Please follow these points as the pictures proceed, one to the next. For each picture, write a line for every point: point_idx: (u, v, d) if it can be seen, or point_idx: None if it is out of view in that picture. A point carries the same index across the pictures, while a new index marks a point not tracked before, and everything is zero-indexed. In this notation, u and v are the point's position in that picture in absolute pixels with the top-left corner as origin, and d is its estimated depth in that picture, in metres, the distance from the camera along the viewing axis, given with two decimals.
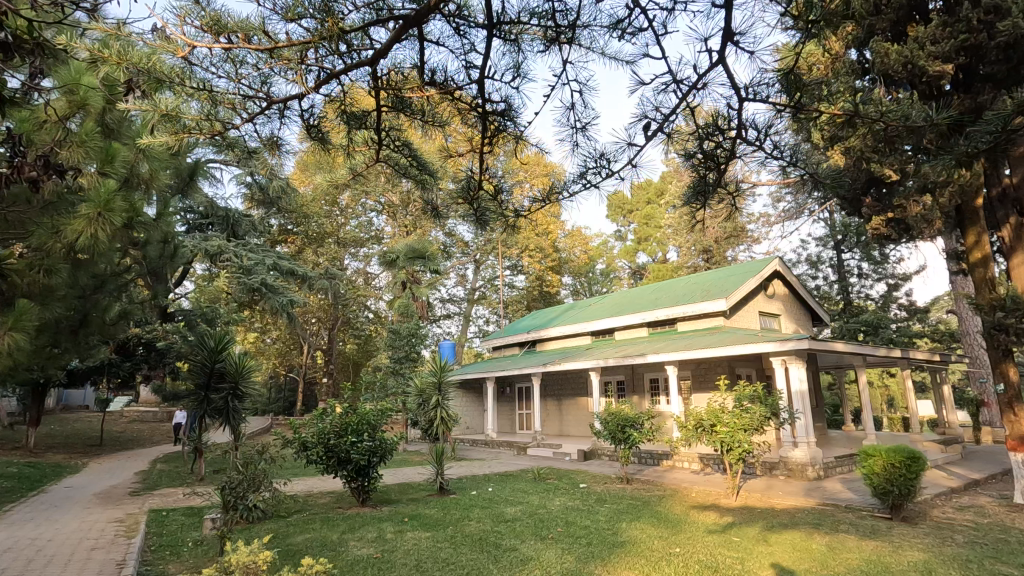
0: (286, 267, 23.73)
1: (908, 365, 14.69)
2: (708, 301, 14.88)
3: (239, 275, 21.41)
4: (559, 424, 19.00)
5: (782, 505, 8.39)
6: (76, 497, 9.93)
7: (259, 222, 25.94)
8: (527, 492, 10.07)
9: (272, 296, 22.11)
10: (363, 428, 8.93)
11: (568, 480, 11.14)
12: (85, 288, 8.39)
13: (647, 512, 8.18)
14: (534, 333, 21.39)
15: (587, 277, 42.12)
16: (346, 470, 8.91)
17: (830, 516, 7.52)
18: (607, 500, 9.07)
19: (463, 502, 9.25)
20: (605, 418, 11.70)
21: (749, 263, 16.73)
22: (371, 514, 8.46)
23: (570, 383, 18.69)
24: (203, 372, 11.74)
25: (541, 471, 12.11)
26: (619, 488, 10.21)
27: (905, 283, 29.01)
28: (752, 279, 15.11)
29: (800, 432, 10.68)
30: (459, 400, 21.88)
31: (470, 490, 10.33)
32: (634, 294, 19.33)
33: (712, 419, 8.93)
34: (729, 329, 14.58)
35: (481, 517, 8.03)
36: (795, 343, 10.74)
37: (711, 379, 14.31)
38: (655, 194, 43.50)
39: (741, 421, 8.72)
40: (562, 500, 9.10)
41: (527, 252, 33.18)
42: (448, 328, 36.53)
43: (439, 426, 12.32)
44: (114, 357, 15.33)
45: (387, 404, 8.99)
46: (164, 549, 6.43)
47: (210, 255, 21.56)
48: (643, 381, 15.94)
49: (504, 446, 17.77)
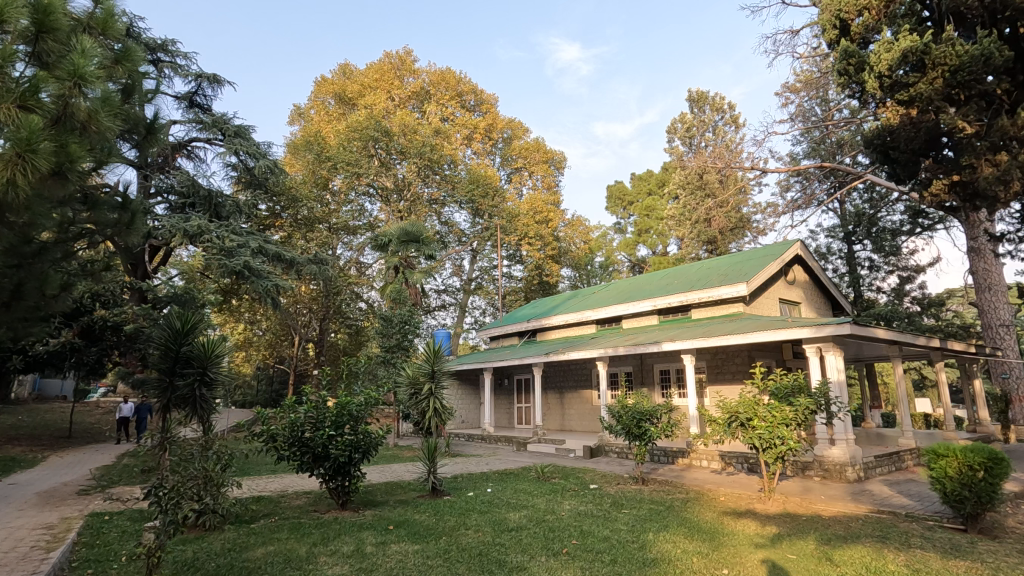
0: (272, 252, 22.41)
1: (941, 358, 13.59)
2: (727, 286, 13.65)
3: (221, 257, 20.08)
4: (560, 420, 17.83)
5: (829, 512, 7.25)
6: (13, 496, 8.66)
7: (245, 205, 24.66)
8: (531, 492, 8.89)
9: (256, 280, 20.87)
10: (345, 419, 7.75)
11: (576, 480, 9.93)
12: (13, 251, 6.88)
13: (675, 520, 7.00)
14: (536, 322, 20.17)
15: (586, 269, 41.05)
16: (323, 469, 7.71)
17: (894, 528, 6.38)
18: (624, 505, 7.88)
19: (460, 505, 8.05)
20: (617, 410, 10.52)
21: (768, 247, 15.56)
22: (351, 520, 7.25)
23: (573, 374, 17.57)
24: (167, 356, 10.29)
25: (545, 468, 10.96)
26: (633, 489, 9.05)
27: (918, 275, 28.00)
28: (774, 263, 13.93)
29: (837, 429, 9.54)
30: (454, 392, 20.72)
31: (466, 491, 9.13)
32: (643, 281, 18.12)
33: (748, 412, 7.65)
34: (750, 316, 13.36)
35: (479, 525, 6.81)
36: (834, 328, 9.51)
37: (730, 372, 13.12)
38: (657, 184, 42.39)
39: (783, 415, 7.44)
40: (574, 505, 7.93)
41: (525, 241, 32.08)
42: (444, 319, 35.13)
43: (431, 419, 11.11)
44: (78, 342, 14.05)
45: (373, 392, 7.76)
46: (90, 566, 5.23)
47: (189, 235, 20.18)
48: (653, 373, 14.83)
49: (502, 442, 16.61)
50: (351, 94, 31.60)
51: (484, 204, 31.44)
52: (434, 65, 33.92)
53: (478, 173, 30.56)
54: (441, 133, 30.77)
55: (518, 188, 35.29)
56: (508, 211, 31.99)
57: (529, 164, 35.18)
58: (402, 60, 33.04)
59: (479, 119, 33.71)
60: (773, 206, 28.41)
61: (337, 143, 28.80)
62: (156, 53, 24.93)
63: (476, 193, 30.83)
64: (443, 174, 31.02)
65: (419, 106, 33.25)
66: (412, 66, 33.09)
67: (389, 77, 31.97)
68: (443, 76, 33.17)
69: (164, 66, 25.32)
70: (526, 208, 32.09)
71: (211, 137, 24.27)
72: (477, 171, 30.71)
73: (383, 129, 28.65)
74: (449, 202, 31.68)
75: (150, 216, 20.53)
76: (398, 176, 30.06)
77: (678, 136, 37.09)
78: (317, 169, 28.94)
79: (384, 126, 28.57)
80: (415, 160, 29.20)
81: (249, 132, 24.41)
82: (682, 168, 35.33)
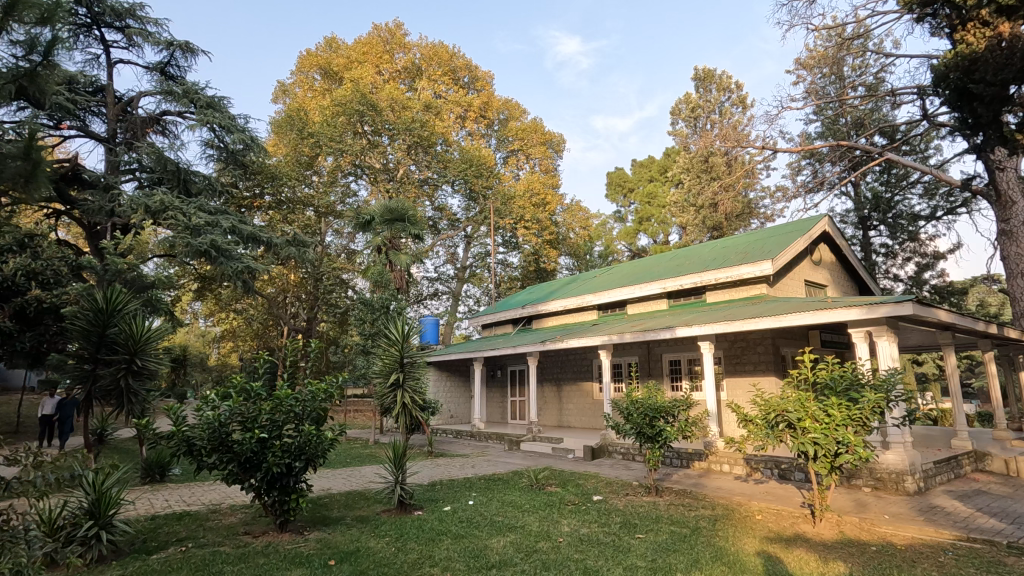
0: (247, 233, 20.80)
1: (990, 348, 11.91)
2: (749, 265, 11.99)
3: (186, 236, 18.36)
4: (558, 416, 16.24)
5: (902, 541, 5.65)
6: None
7: (220, 183, 22.88)
8: (522, 507, 7.27)
9: (225, 261, 19.22)
10: (286, 418, 6.10)
11: (576, 490, 8.29)
12: None
13: (706, 551, 5.41)
14: (532, 308, 18.50)
15: (585, 257, 39.34)
16: (256, 481, 6.06)
17: (1006, 569, 4.76)
18: (639, 527, 6.26)
19: (431, 527, 6.39)
20: (625, 408, 8.89)
21: (791, 223, 13.92)
22: (289, 549, 5.61)
23: (572, 364, 15.95)
24: (86, 341, 8.60)
25: (539, 473, 9.37)
26: (646, 502, 7.48)
27: (937, 263, 26.49)
28: (801, 240, 12.29)
29: (890, 430, 7.92)
30: (442, 385, 19.15)
31: (443, 505, 7.50)
32: (650, 262, 16.46)
33: (798, 410, 6.00)
34: (775, 298, 11.70)
35: (451, 560, 5.14)
36: (891, 308, 7.86)
37: (751, 362, 11.55)
38: (659, 171, 40.55)
39: (844, 414, 5.80)
40: (575, 526, 6.29)
41: (521, 224, 30.31)
42: (436, 308, 33.41)
43: (402, 416, 9.49)
44: (8, 325, 12.27)
45: (320, 381, 6.11)
46: None
47: (151, 212, 18.40)
48: (662, 364, 13.24)
49: (493, 439, 15.02)
50: (336, 68, 29.71)
51: (478, 184, 29.71)
52: (426, 40, 32.12)
53: (473, 153, 28.82)
54: (433, 109, 29.00)
55: (515, 171, 33.54)
56: (504, 192, 30.22)
57: (527, 146, 33.41)
58: (393, 34, 31.28)
59: (473, 97, 31.96)
60: (784, 190, 26.69)
61: (321, 120, 26.99)
62: (124, 19, 22.96)
63: (469, 173, 29.04)
64: (435, 154, 29.18)
65: (409, 83, 31.49)
66: (402, 39, 31.27)
67: (377, 50, 30.17)
68: (436, 51, 31.36)
69: (133, 33, 23.37)
70: (523, 190, 30.29)
71: (182, 109, 22.29)
72: (472, 150, 29.02)
73: (369, 103, 26.79)
74: (441, 183, 29.90)
75: (113, 191, 18.80)
76: (387, 156, 28.24)
77: (681, 118, 35.36)
78: (300, 147, 27.08)
79: (371, 100, 26.76)
80: (405, 137, 27.47)
81: (223, 104, 22.50)
82: (685, 152, 33.62)
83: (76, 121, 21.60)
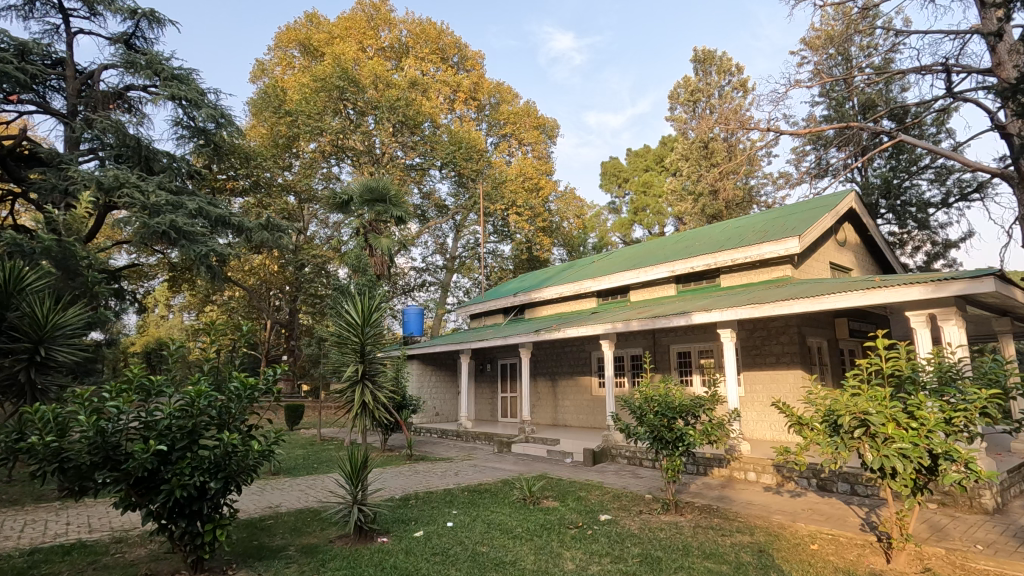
0: (215, 215, 19.13)
1: None
2: (772, 244, 10.59)
3: (143, 216, 16.62)
4: (552, 413, 14.83)
5: None
6: None
7: (187, 163, 21.15)
8: (512, 531, 5.82)
9: (188, 245, 17.62)
10: (201, 424, 4.63)
11: (578, 506, 6.85)
12: None
13: None
14: (524, 296, 17.05)
15: (579, 248, 37.85)
16: (157, 507, 4.54)
17: None
18: (664, 562, 4.83)
19: (394, 564, 4.86)
20: (635, 407, 7.47)
21: (812, 200, 12.56)
22: None
23: (569, 357, 14.53)
24: None
25: (533, 484, 7.92)
26: (664, 523, 6.10)
27: (948, 251, 25.25)
28: (829, 216, 10.92)
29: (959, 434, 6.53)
30: (426, 380, 17.65)
31: (413, 528, 6.01)
32: (654, 245, 15.02)
33: (879, 414, 4.54)
34: (802, 280, 10.31)
35: None
36: (962, 286, 6.49)
37: (773, 355, 10.16)
38: (655, 159, 39.07)
39: (940, 417, 4.39)
40: (580, 562, 4.86)
41: (513, 210, 28.71)
42: (424, 299, 31.82)
43: (357, 420, 7.94)
44: None
45: (243, 374, 4.64)
46: None
47: (104, 189, 16.61)
48: (669, 356, 11.85)
49: (481, 439, 13.56)
50: (316, 43, 27.93)
51: (467, 168, 28.24)
52: (413, 17, 30.56)
53: (462, 133, 27.24)
54: (419, 87, 27.37)
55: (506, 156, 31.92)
56: (494, 176, 28.58)
57: (518, 131, 31.84)
58: (378, 10, 29.64)
59: (462, 77, 30.35)
60: (787, 176, 25.43)
61: (299, 97, 25.28)
62: None
63: (457, 155, 27.34)
64: (421, 135, 27.57)
65: (395, 62, 29.88)
66: (387, 16, 29.60)
67: (360, 27, 28.51)
68: (423, 29, 29.77)
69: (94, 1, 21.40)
70: (515, 174, 28.78)
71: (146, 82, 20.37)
72: (460, 131, 27.44)
73: (350, 78, 25.05)
74: (428, 167, 28.32)
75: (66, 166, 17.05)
76: (371, 137, 26.50)
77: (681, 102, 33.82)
78: (277, 127, 25.46)
79: (351, 74, 25.02)
80: (388, 116, 25.80)
81: (189, 77, 20.56)
82: (683, 138, 32.26)
83: (32, 95, 19.52)
